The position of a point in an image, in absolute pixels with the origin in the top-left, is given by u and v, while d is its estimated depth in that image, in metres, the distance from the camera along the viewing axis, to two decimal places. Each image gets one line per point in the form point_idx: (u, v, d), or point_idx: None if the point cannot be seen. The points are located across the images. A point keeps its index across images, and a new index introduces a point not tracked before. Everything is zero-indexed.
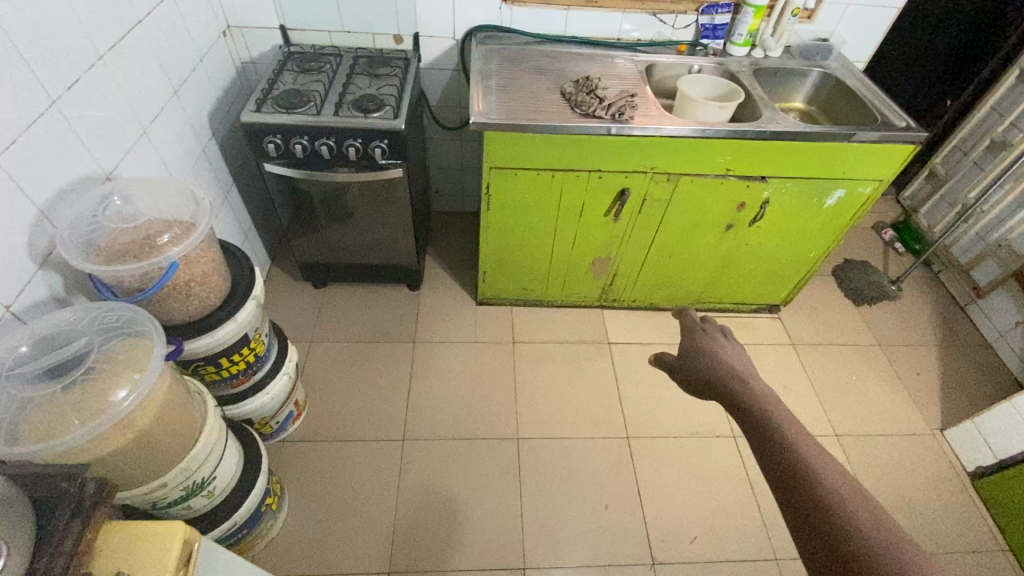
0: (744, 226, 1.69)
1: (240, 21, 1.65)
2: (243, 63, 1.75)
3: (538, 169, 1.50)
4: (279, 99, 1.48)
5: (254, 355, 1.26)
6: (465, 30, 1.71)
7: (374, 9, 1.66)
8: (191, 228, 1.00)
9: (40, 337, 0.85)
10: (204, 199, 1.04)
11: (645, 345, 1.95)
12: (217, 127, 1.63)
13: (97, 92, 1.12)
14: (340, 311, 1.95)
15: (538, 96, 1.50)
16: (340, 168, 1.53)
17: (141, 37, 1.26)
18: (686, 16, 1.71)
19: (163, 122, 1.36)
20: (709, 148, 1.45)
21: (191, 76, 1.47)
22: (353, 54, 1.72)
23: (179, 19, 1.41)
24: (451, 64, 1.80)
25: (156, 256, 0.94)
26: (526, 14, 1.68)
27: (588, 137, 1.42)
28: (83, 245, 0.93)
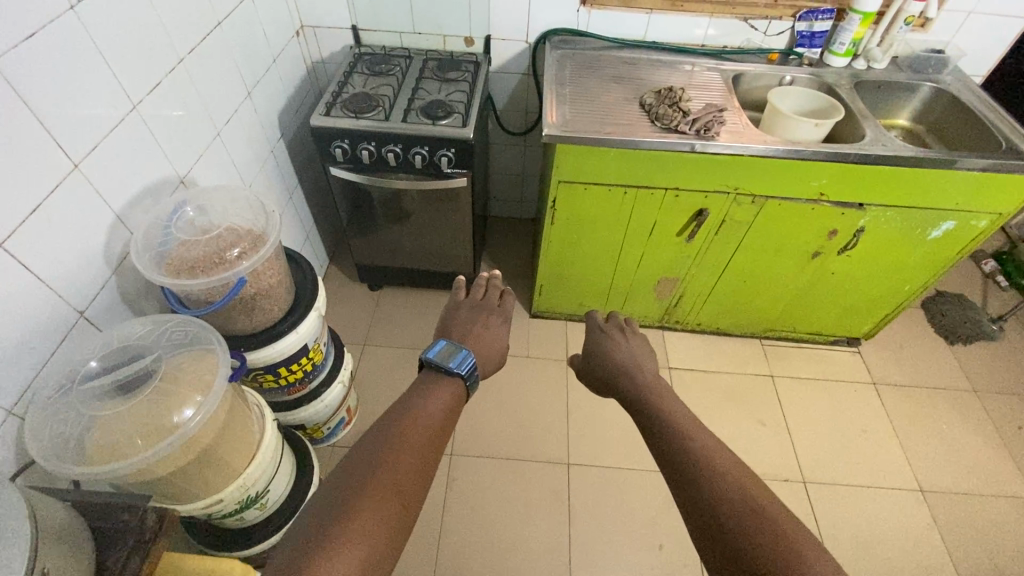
0: (832, 255, 1.54)
1: (314, 20, 1.64)
2: (314, 63, 1.75)
3: (608, 184, 1.41)
4: (348, 101, 1.45)
5: (311, 364, 1.26)
6: (539, 33, 1.63)
7: (447, 10, 1.61)
8: (259, 241, 0.98)
9: (110, 349, 0.85)
10: (272, 211, 1.02)
11: (709, 373, 1.84)
12: (285, 128, 1.63)
13: (175, 96, 1.12)
14: (394, 315, 1.93)
15: (615, 106, 1.40)
16: (404, 176, 1.50)
17: (220, 39, 1.26)
18: (781, 21, 1.57)
19: (235, 125, 1.36)
20: (801, 169, 1.32)
21: (263, 78, 1.47)
22: (422, 55, 1.67)
23: (255, 20, 1.40)
24: (521, 67, 1.73)
25: (224, 270, 0.93)
26: (606, 17, 1.58)
27: (667, 154, 1.32)
28: (155, 256, 0.92)
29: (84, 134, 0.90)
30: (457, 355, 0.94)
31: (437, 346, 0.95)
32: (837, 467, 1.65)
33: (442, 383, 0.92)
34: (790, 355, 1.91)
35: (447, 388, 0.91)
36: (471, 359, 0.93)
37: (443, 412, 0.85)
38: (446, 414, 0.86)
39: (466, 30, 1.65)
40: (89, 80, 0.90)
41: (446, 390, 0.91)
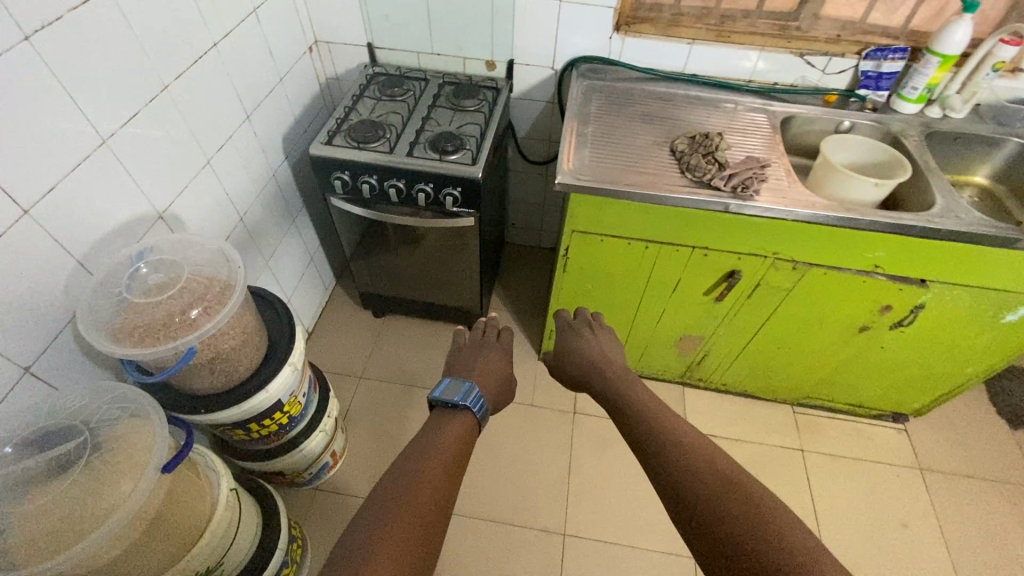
0: (883, 330, 1.34)
1: (328, 36, 1.55)
2: (328, 79, 1.66)
3: (628, 238, 1.26)
4: (352, 129, 1.36)
5: (288, 417, 1.17)
6: (567, 60, 1.50)
7: (468, 31, 1.49)
8: (222, 301, 0.88)
9: (37, 432, 0.78)
10: (241, 268, 0.92)
11: (730, 441, 1.66)
12: (291, 149, 1.55)
13: (157, 125, 1.04)
14: (395, 347, 1.84)
15: (642, 150, 1.25)
16: (407, 212, 1.39)
17: (215, 62, 1.18)
18: (843, 59, 1.38)
19: (230, 151, 1.27)
20: (852, 239, 1.14)
21: (267, 98, 1.39)
22: (439, 78, 1.55)
23: (261, 38, 1.32)
24: (546, 95, 1.60)
25: (175, 336, 0.83)
26: (640, 46, 1.43)
27: (697, 212, 1.16)
28: (104, 310, 0.84)
29: (37, 175, 0.82)
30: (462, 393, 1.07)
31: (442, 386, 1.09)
32: (869, 566, 1.45)
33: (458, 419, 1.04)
34: (826, 427, 1.71)
35: (460, 424, 1.03)
36: (476, 393, 1.06)
37: (455, 450, 0.94)
38: (459, 452, 0.94)
39: (487, 53, 1.52)
40: (46, 117, 0.82)
41: (458, 428, 1.02)
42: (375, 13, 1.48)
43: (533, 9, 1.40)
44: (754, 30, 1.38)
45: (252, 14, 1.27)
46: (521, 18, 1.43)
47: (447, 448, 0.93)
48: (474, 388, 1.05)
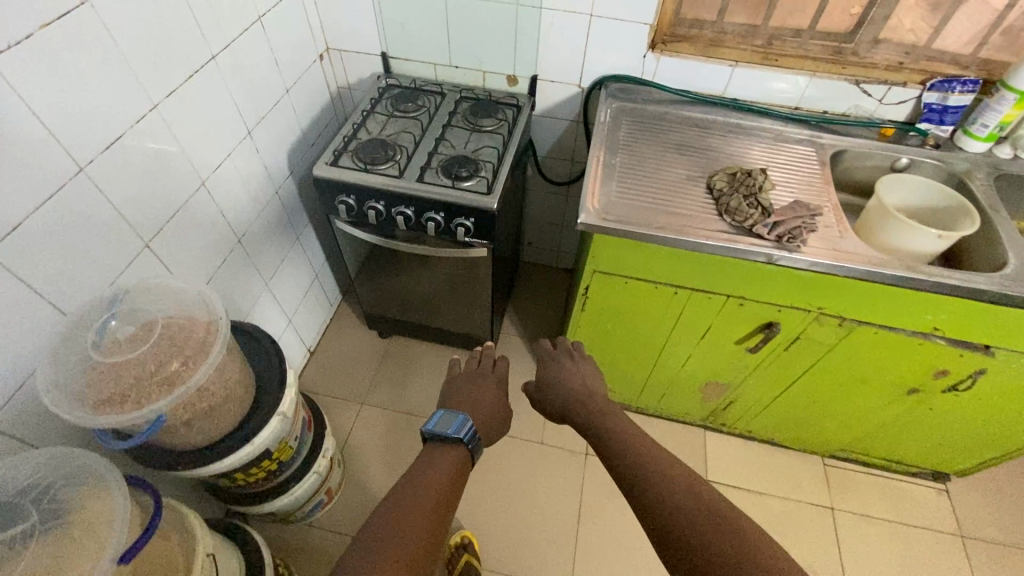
0: (934, 393, 1.21)
1: (341, 44, 1.45)
2: (339, 88, 1.56)
3: (655, 282, 1.14)
4: (360, 149, 1.26)
5: (277, 462, 1.08)
6: (595, 78, 1.38)
7: (489, 43, 1.37)
8: (200, 355, 0.79)
9: None
10: (222, 316, 0.83)
11: (753, 493, 1.55)
12: (298, 163, 1.46)
13: (146, 148, 0.96)
14: (399, 371, 1.74)
15: (676, 186, 1.13)
16: (416, 240, 1.29)
17: (215, 76, 1.09)
18: (904, 89, 1.24)
19: (229, 170, 1.19)
20: (910, 299, 1.01)
21: (272, 112, 1.29)
22: (457, 93, 1.44)
23: (267, 48, 1.23)
24: (571, 114, 1.48)
25: (145, 399, 0.74)
26: (677, 66, 1.30)
27: (734, 261, 1.04)
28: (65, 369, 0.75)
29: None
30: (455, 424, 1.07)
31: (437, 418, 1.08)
32: None
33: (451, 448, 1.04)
34: (857, 483, 1.58)
35: (455, 452, 1.03)
36: (469, 425, 1.06)
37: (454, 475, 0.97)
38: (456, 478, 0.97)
39: (509, 67, 1.41)
40: (15, 147, 0.74)
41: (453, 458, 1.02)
42: (391, 21, 1.37)
43: (561, 23, 1.28)
44: (805, 53, 1.25)
45: (258, 22, 1.18)
46: (548, 31, 1.31)
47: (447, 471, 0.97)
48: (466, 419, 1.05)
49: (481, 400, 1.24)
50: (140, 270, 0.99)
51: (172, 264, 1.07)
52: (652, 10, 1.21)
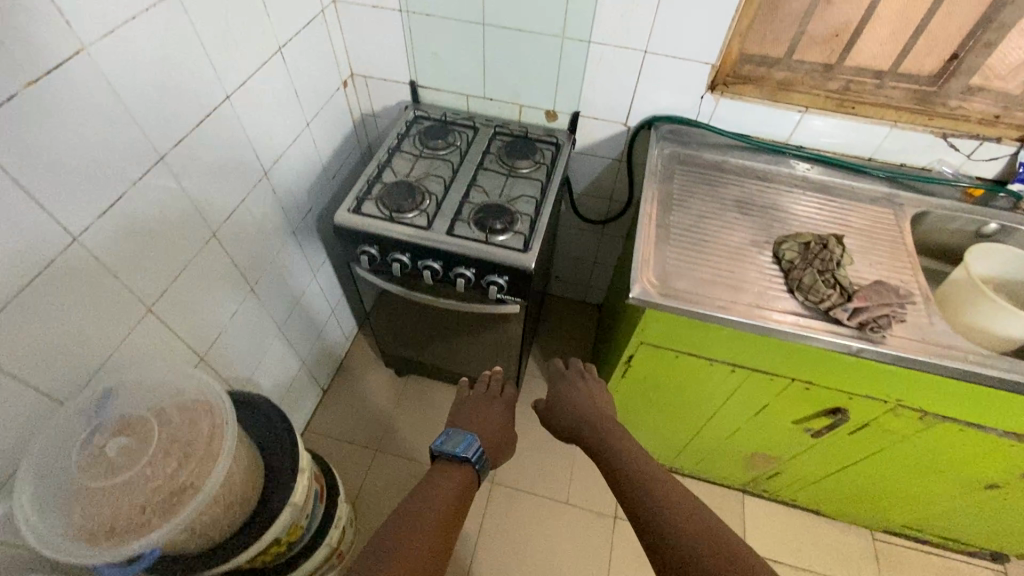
0: (1018, 490, 1.08)
1: (367, 70, 1.34)
2: (363, 115, 1.45)
3: (710, 360, 1.02)
4: (386, 196, 1.15)
5: (286, 544, 0.96)
6: (644, 118, 1.25)
7: (529, 77, 1.25)
8: (202, 475, 0.72)
9: None
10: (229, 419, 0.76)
11: (795, 569, 1.42)
12: (317, 198, 1.35)
13: (151, 203, 0.86)
14: (416, 414, 1.64)
15: (739, 253, 1.00)
16: (443, 293, 1.18)
17: (230, 117, 0.98)
18: (996, 146, 1.09)
19: (242, 216, 1.08)
20: (1010, 401, 0.88)
21: (291, 148, 1.19)
22: (491, 128, 1.33)
23: (287, 79, 1.12)
24: (615, 152, 1.36)
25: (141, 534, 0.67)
26: (738, 110, 1.17)
27: (805, 348, 0.92)
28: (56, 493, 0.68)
29: None
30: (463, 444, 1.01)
31: (446, 436, 1.04)
32: None
33: (455, 469, 0.99)
34: (911, 562, 1.45)
35: (459, 473, 0.98)
36: (477, 447, 1.01)
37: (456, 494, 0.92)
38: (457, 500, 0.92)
39: (549, 101, 1.29)
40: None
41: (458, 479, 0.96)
42: (422, 50, 1.26)
43: (611, 58, 1.16)
44: (886, 101, 1.11)
45: (278, 53, 1.07)
46: (595, 67, 1.18)
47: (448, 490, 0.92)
48: (474, 437, 1.02)
49: (494, 431, 1.11)
50: (140, 338, 0.89)
51: (178, 325, 0.97)
52: (716, 49, 1.08)
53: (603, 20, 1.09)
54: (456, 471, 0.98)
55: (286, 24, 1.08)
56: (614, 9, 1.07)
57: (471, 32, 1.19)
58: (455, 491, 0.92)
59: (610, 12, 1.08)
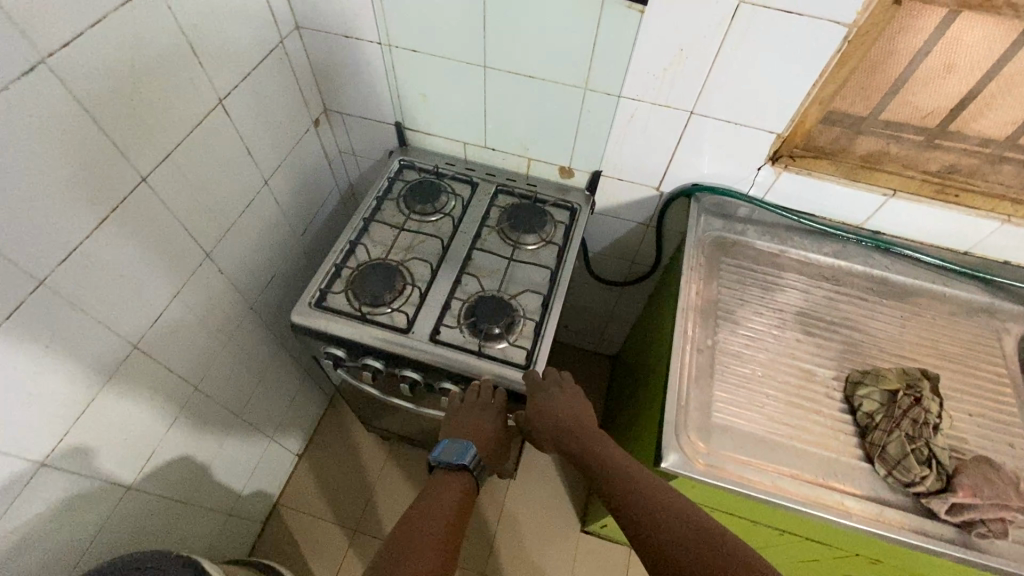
0: None
1: (343, 106, 1.11)
2: (341, 153, 1.23)
3: (757, 524, 0.81)
4: (360, 284, 0.93)
5: None
6: (682, 186, 1.01)
7: (540, 128, 1.00)
8: None
9: None
10: None
11: None
12: (282, 260, 1.14)
13: (33, 341, 0.65)
14: (401, 484, 1.47)
15: (802, 397, 0.78)
16: (425, 400, 0.97)
17: (150, 203, 0.76)
18: None
19: (177, 313, 0.88)
20: None
21: (243, 215, 0.97)
22: (492, 184, 1.09)
23: (233, 137, 0.89)
24: (640, 217, 1.12)
25: None
26: (803, 187, 0.93)
27: (883, 542, 0.71)
28: None
29: None
30: (460, 452, 0.85)
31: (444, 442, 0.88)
32: None
33: (446, 484, 0.82)
34: None
35: (450, 489, 0.81)
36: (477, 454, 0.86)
37: (449, 511, 0.77)
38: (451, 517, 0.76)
39: (564, 157, 1.04)
40: None
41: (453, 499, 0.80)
42: (409, 89, 1.01)
43: (644, 117, 0.91)
44: (1000, 191, 0.86)
45: (218, 106, 0.84)
46: (624, 124, 0.94)
47: (440, 511, 0.77)
48: (473, 445, 0.85)
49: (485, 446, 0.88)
50: (29, 500, 0.71)
51: (83, 462, 0.78)
52: (785, 117, 0.83)
53: (637, 72, 0.84)
54: (447, 486, 0.82)
55: (228, 70, 0.84)
56: (653, 62, 0.82)
57: (470, 74, 0.94)
58: (449, 509, 0.78)
59: (649, 64, 0.83)
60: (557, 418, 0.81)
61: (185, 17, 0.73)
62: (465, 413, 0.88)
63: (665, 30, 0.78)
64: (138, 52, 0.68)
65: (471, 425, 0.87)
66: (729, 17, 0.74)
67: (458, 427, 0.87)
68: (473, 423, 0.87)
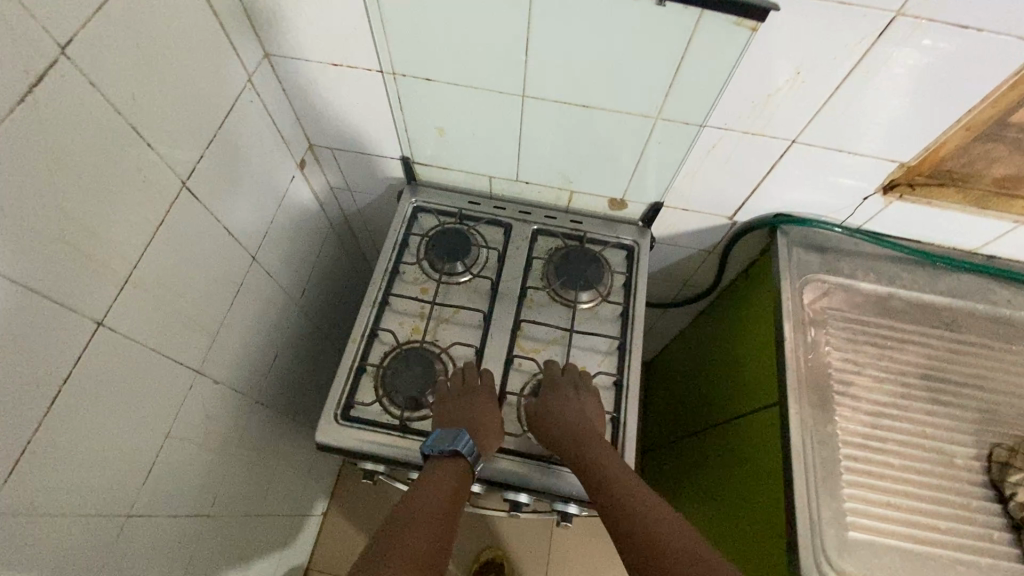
0: None
1: (332, 140, 0.88)
2: (334, 188, 1.01)
3: None
4: (395, 383, 0.76)
5: None
6: (764, 217, 0.84)
7: (591, 160, 0.81)
8: None
9: None
10: None
11: None
12: (283, 333, 0.94)
13: None
14: None
15: (941, 488, 0.67)
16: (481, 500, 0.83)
17: (117, 347, 0.57)
18: None
19: (174, 451, 0.70)
20: None
21: (233, 307, 0.77)
22: (529, 225, 0.90)
23: (207, 219, 0.68)
24: (703, 245, 0.95)
25: None
26: (917, 216, 0.77)
27: None
28: None
29: None
30: (450, 440, 0.66)
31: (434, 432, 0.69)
32: None
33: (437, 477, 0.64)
34: None
35: (446, 477, 0.65)
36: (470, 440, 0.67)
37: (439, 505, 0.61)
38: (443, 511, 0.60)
39: (617, 190, 0.86)
40: None
41: (446, 490, 0.63)
42: (420, 122, 0.80)
43: (731, 146, 0.73)
44: None
45: (183, 190, 0.63)
46: (701, 155, 0.75)
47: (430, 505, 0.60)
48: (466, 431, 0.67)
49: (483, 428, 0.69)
50: None
51: None
52: (918, 145, 0.66)
53: (732, 98, 0.65)
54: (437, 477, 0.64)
55: (189, 140, 0.62)
56: (756, 86, 0.63)
57: (502, 104, 0.74)
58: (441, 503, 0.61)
59: (746, 89, 0.64)
60: (571, 415, 0.70)
61: (119, 90, 0.51)
62: (454, 399, 0.72)
63: (776, 49, 0.59)
64: (62, 160, 0.47)
65: (465, 412, 0.70)
66: (874, 33, 0.55)
67: (448, 414, 0.70)
68: (468, 406, 0.71)
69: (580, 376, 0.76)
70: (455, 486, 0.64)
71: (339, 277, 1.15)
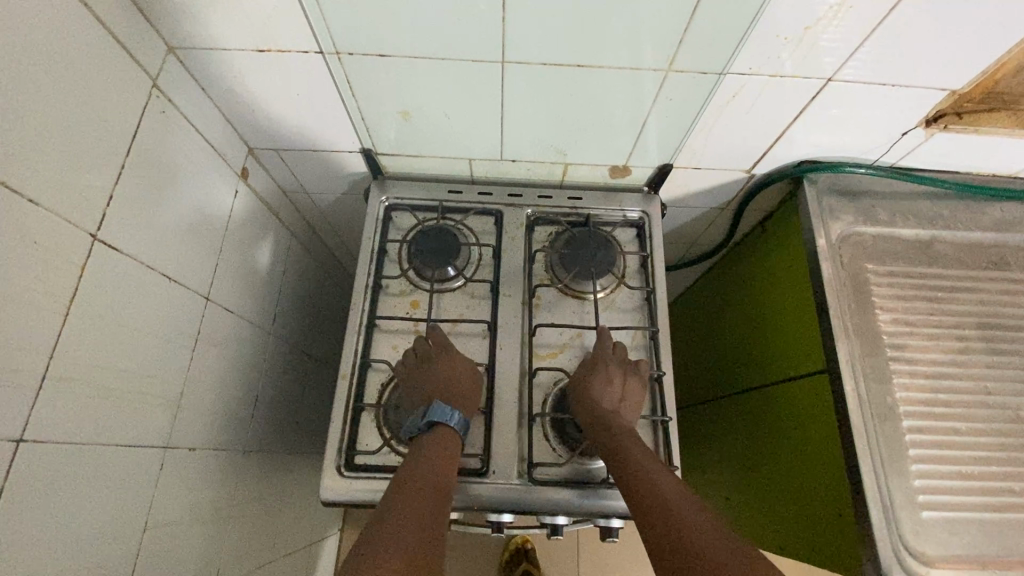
0: None
1: (276, 140, 0.74)
2: (288, 193, 0.86)
3: None
4: (399, 420, 0.67)
5: None
6: (789, 166, 0.74)
7: (591, 129, 0.69)
8: None
9: None
10: None
11: None
12: (260, 368, 0.83)
13: None
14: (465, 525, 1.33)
15: (1012, 447, 0.62)
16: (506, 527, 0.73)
17: (54, 459, 0.46)
18: None
19: (159, 541, 0.61)
20: None
21: (195, 360, 0.65)
22: (522, 209, 0.79)
23: (140, 271, 0.55)
24: (715, 204, 0.85)
25: None
26: (966, 148, 0.67)
27: None
28: None
29: None
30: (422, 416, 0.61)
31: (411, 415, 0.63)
32: None
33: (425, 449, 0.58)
34: None
35: (436, 440, 0.59)
36: (441, 407, 0.61)
37: (430, 484, 0.54)
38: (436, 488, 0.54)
39: (620, 157, 0.74)
40: None
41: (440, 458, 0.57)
42: (379, 108, 0.66)
43: (757, 94, 0.62)
44: None
45: (99, 244, 0.49)
46: (719, 107, 0.64)
47: (418, 489, 0.53)
48: (434, 402, 0.61)
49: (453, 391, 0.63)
50: None
51: None
52: (974, 67, 0.57)
53: (761, 37, 0.54)
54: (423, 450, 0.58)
55: (90, 180, 0.48)
56: (791, 18, 0.52)
57: (477, 76, 0.60)
58: (432, 484, 0.54)
59: (783, 20, 0.52)
60: (673, 490, 0.52)
61: None
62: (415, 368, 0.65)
63: None
64: None
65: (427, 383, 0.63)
66: None
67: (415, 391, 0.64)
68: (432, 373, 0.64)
69: (616, 348, 0.67)
70: (445, 448, 0.59)
71: (313, 288, 1.02)
